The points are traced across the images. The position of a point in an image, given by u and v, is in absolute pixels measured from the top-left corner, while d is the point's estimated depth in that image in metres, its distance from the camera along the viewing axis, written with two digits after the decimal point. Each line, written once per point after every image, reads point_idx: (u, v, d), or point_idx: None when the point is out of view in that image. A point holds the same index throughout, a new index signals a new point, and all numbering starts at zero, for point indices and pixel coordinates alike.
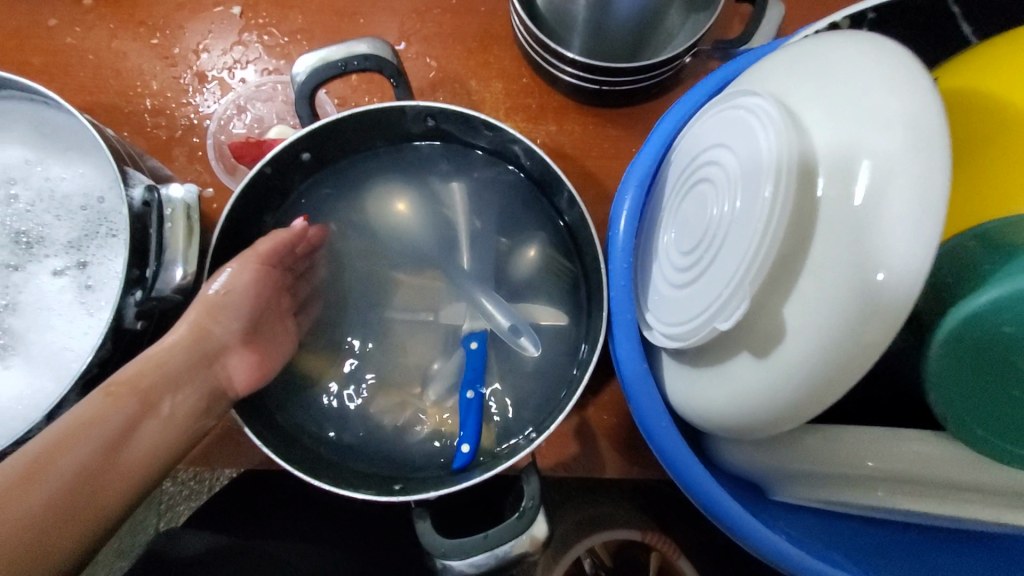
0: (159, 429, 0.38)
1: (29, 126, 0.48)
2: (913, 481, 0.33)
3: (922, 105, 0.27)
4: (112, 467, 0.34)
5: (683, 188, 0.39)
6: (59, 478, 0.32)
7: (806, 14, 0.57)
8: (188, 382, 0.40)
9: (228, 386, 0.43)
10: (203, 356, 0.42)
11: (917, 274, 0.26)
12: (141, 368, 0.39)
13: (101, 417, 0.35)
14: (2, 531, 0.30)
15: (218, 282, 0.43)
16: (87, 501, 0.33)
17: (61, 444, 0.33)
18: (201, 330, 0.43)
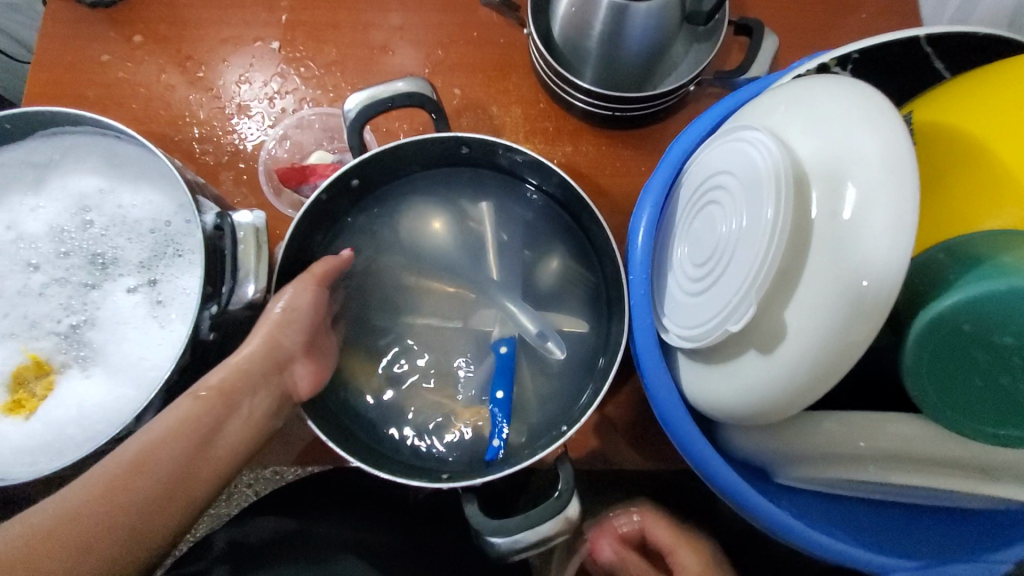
0: (240, 429, 0.42)
1: (101, 158, 0.53)
2: (897, 457, 0.38)
3: (895, 139, 0.33)
4: (199, 464, 0.38)
5: (694, 207, 0.44)
6: (158, 473, 0.36)
7: (796, 45, 0.64)
8: (262, 388, 0.44)
9: (292, 393, 0.46)
10: (276, 364, 0.45)
11: (894, 280, 0.31)
12: (225, 375, 0.42)
13: (191, 419, 0.39)
14: (108, 521, 0.34)
15: (284, 300, 0.46)
16: (178, 495, 0.37)
17: (161, 440, 0.38)
18: (274, 338, 0.45)
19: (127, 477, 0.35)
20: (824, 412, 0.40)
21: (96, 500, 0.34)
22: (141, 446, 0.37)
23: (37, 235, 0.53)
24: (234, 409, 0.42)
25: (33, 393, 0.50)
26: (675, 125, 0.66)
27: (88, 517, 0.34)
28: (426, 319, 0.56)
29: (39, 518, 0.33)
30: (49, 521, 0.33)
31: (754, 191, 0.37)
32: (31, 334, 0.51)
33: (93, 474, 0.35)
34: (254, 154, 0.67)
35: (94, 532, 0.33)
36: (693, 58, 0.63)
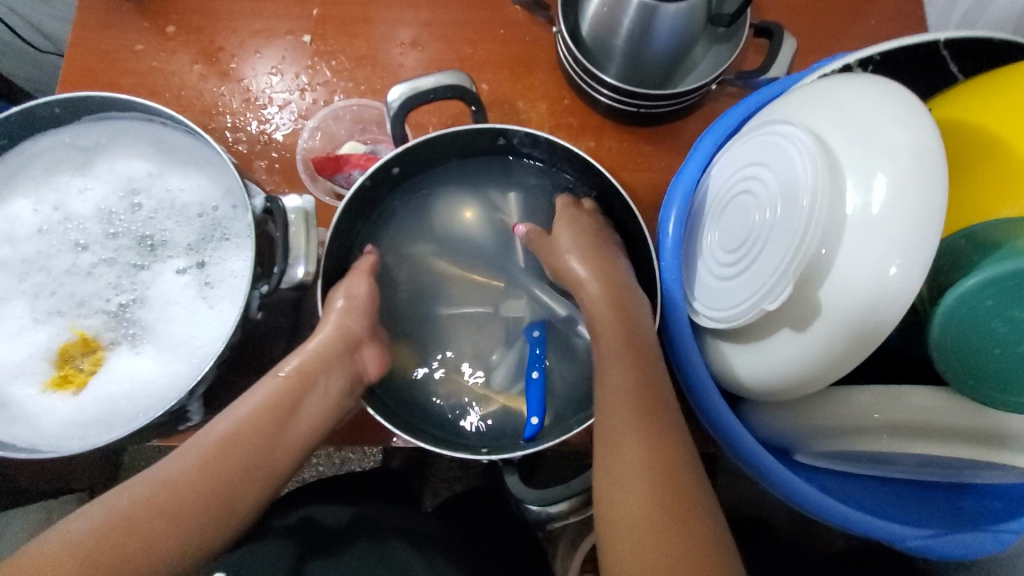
0: (316, 407, 0.50)
1: (150, 143, 0.55)
2: (919, 429, 0.40)
3: (924, 133, 0.36)
4: (278, 442, 0.47)
5: (725, 198, 0.47)
6: (248, 443, 0.46)
7: (810, 51, 0.67)
8: (336, 368, 0.51)
9: (362, 374, 0.52)
10: (347, 347, 0.51)
11: (921, 265, 0.34)
12: (305, 358, 0.51)
13: (276, 397, 0.48)
14: (213, 478, 0.44)
15: (345, 293, 0.52)
16: (259, 470, 0.46)
17: (244, 420, 0.47)
18: (343, 325, 0.51)
19: (214, 454, 0.45)
20: (845, 388, 0.43)
21: (191, 470, 0.44)
22: (227, 427, 0.46)
23: (85, 216, 0.55)
24: (309, 389, 0.50)
25: (80, 369, 0.52)
26: (695, 124, 0.69)
27: (185, 484, 0.43)
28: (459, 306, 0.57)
29: (150, 482, 0.43)
30: (156, 485, 0.43)
31: (790, 180, 0.39)
32: (78, 311, 0.53)
33: (198, 441, 0.45)
34: (287, 144, 0.69)
35: (188, 497, 0.43)
36: (713, 59, 0.66)
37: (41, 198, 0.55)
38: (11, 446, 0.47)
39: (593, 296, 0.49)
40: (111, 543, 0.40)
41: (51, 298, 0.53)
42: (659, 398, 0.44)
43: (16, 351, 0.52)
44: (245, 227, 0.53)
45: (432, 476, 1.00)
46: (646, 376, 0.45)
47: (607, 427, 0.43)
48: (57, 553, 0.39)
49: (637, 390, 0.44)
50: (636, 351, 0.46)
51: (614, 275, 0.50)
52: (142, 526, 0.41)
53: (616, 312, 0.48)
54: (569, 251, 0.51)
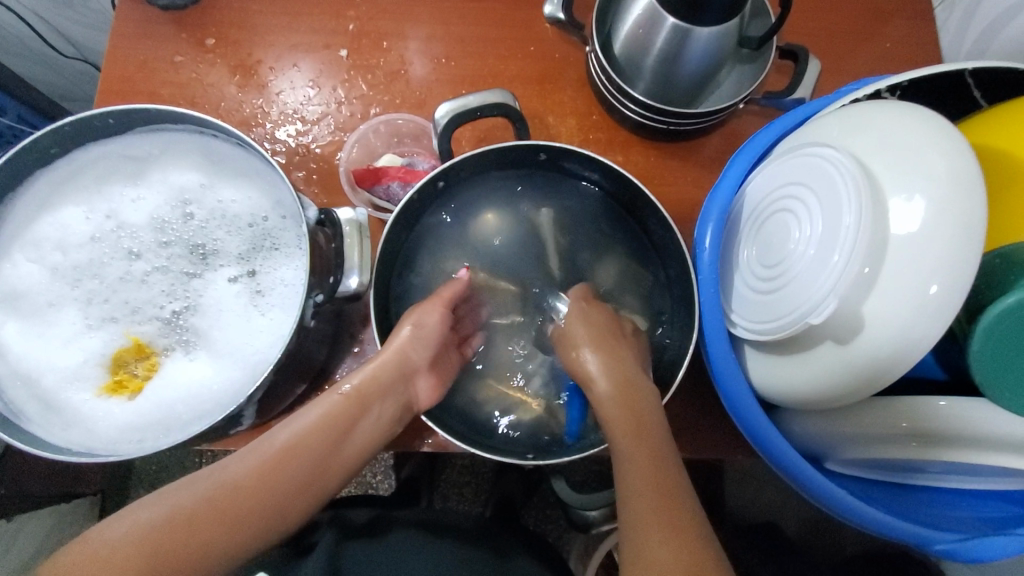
0: (370, 427, 0.52)
1: (200, 154, 0.56)
2: (953, 437, 0.42)
3: (962, 161, 0.39)
4: (334, 457, 0.50)
5: (763, 215, 0.49)
6: (304, 459, 0.48)
7: (831, 73, 0.70)
8: (392, 394, 0.53)
9: (413, 402, 0.54)
10: (404, 376, 0.53)
11: (958, 285, 0.37)
12: (364, 379, 0.53)
13: (333, 417, 0.51)
14: (270, 495, 0.46)
15: (412, 323, 0.53)
16: (312, 483, 0.49)
17: (304, 433, 0.49)
18: (404, 351, 0.53)
19: (271, 462, 0.47)
20: (876, 399, 0.45)
21: (250, 474, 0.47)
22: (285, 437, 0.49)
23: (138, 225, 0.56)
24: (366, 410, 0.52)
25: (134, 373, 0.53)
26: (720, 141, 0.71)
27: (242, 489, 0.46)
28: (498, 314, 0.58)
29: (209, 483, 0.46)
30: (216, 486, 0.46)
31: (833, 201, 0.42)
32: (133, 318, 0.54)
33: (258, 453, 0.48)
34: (325, 155, 0.70)
35: (245, 504, 0.46)
36: (736, 80, 0.68)
37: (93, 206, 0.56)
38: (71, 449, 0.48)
39: (608, 400, 0.50)
40: (173, 538, 0.43)
41: (104, 304, 0.54)
42: (680, 509, 0.45)
43: (70, 357, 0.53)
44: (295, 237, 0.55)
45: (443, 481, 1.02)
46: (667, 485, 0.46)
47: (635, 549, 0.43)
48: (124, 540, 0.42)
49: (659, 502, 0.45)
50: (641, 436, 0.48)
51: (626, 373, 0.51)
52: (200, 525, 0.44)
53: (630, 418, 0.48)
54: (580, 351, 0.52)
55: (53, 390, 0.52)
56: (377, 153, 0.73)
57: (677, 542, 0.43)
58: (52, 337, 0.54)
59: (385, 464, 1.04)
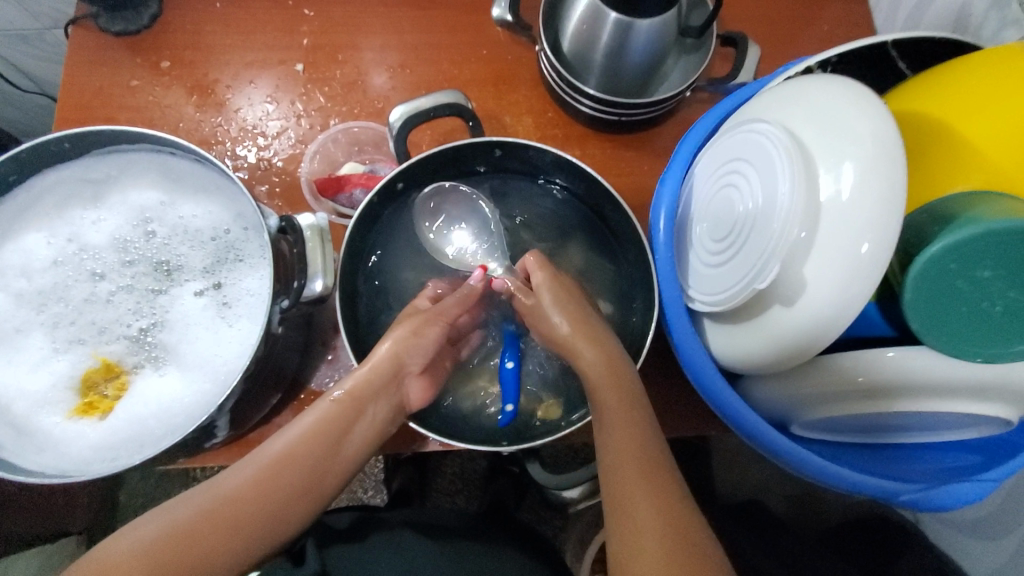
0: (365, 431, 0.52)
1: (159, 172, 0.57)
2: (905, 384, 0.43)
3: (884, 124, 0.41)
4: (332, 464, 0.49)
5: (712, 192, 0.51)
6: (300, 465, 0.48)
7: (771, 56, 0.73)
8: (384, 395, 0.53)
9: (406, 403, 0.54)
10: (395, 376, 0.53)
11: (888, 241, 0.39)
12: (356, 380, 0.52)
13: (327, 422, 0.50)
14: (270, 502, 0.46)
15: (404, 327, 0.54)
16: (310, 488, 0.48)
17: (299, 441, 0.49)
18: (399, 355, 0.53)
19: (270, 470, 0.47)
20: (827, 358, 0.46)
21: (249, 485, 0.47)
22: (282, 443, 0.49)
23: (100, 245, 0.56)
24: (362, 415, 0.52)
25: (104, 395, 0.53)
26: (673, 128, 0.73)
27: (241, 498, 0.46)
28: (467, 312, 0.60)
29: (208, 496, 0.46)
30: (215, 499, 0.46)
31: (770, 172, 0.44)
32: (100, 339, 0.54)
33: (256, 463, 0.48)
34: (287, 168, 0.71)
35: (245, 511, 0.46)
36: (683, 69, 0.70)
37: (54, 231, 0.56)
38: (44, 473, 0.48)
39: (597, 382, 0.50)
40: (176, 552, 0.43)
41: (71, 327, 0.54)
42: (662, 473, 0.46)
43: (38, 382, 0.53)
44: (259, 248, 0.55)
45: (434, 491, 1.02)
46: (650, 472, 0.46)
47: (620, 539, 0.45)
48: (127, 555, 0.43)
49: (637, 462, 0.46)
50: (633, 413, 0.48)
51: (613, 354, 0.51)
52: (201, 538, 0.44)
53: (618, 399, 0.48)
54: (553, 321, 0.53)
55: (23, 415, 0.52)
56: (339, 164, 0.74)
57: (660, 528, 0.43)
58: (19, 363, 0.53)
59: (375, 478, 1.04)
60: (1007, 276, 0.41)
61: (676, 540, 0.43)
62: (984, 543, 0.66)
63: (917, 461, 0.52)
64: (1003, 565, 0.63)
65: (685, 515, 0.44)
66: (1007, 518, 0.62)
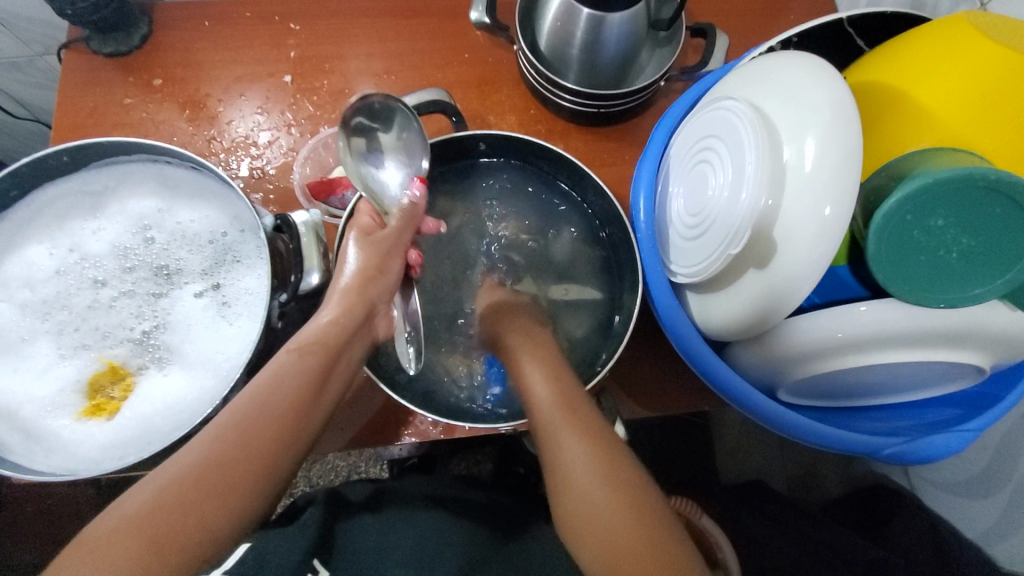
0: (343, 372, 0.51)
1: (156, 181, 0.59)
2: (876, 336, 0.45)
3: (840, 92, 0.43)
4: (311, 407, 0.47)
5: (688, 170, 0.54)
6: (279, 411, 0.45)
7: (740, 45, 0.76)
8: (358, 336, 0.53)
9: (375, 337, 0.56)
10: (366, 318, 0.54)
11: (849, 201, 0.42)
12: (320, 333, 0.50)
13: (302, 369, 0.48)
14: (258, 460, 0.43)
15: (352, 259, 0.54)
16: (293, 438, 0.46)
17: (273, 393, 0.46)
18: (370, 300, 0.54)
19: (247, 423, 0.44)
20: (803, 318, 0.48)
21: (233, 445, 0.43)
22: (251, 393, 0.45)
23: (101, 254, 0.58)
24: (339, 356, 0.51)
25: (111, 396, 0.55)
26: (651, 119, 0.76)
27: (228, 459, 0.42)
28: (444, 275, 0.63)
29: (191, 462, 0.42)
30: (202, 464, 0.42)
31: (737, 144, 0.46)
32: (104, 343, 0.56)
33: (229, 421, 0.44)
34: (280, 176, 0.73)
35: (237, 471, 0.42)
36: (657, 62, 0.73)
37: (56, 242, 0.58)
38: (54, 472, 0.49)
39: (515, 352, 0.53)
40: (167, 520, 0.39)
41: (75, 333, 0.56)
42: (587, 417, 0.47)
43: (47, 387, 0.55)
44: (256, 248, 0.57)
45: None
46: (577, 419, 0.47)
47: (563, 491, 0.44)
48: (120, 531, 0.39)
49: (561, 409, 0.47)
50: (550, 371, 0.51)
51: (534, 332, 0.56)
52: (195, 503, 0.40)
53: (533, 363, 0.52)
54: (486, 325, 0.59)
55: (31, 420, 0.53)
56: (329, 168, 0.76)
57: (594, 465, 0.44)
58: (26, 370, 0.55)
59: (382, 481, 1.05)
60: (960, 226, 0.44)
61: (611, 472, 0.44)
62: (977, 503, 0.68)
63: (898, 417, 0.54)
64: (998, 520, 0.65)
65: (613, 451, 0.45)
66: (997, 475, 0.64)
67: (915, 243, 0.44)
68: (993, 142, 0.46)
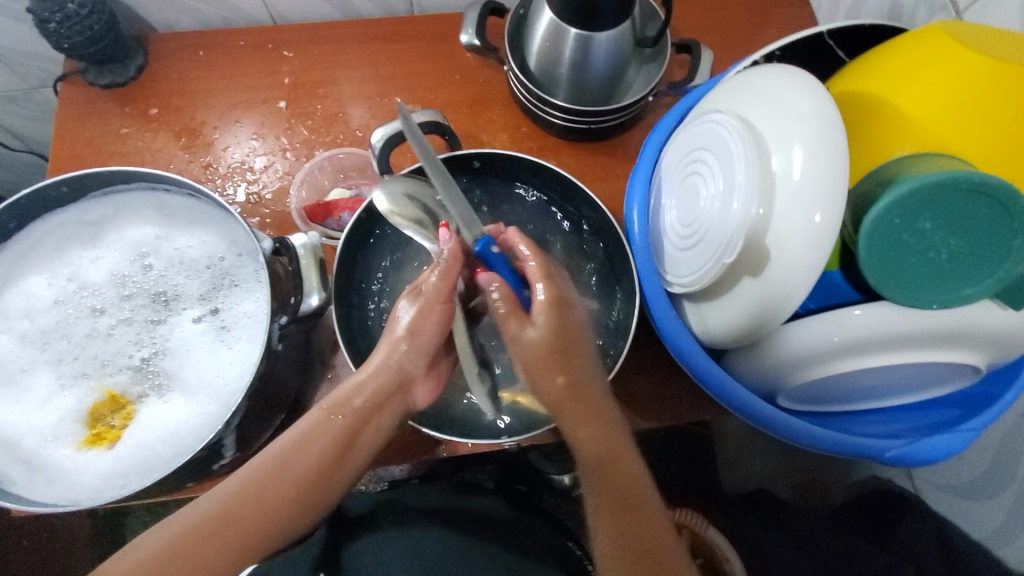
0: (373, 438, 0.50)
1: (153, 208, 0.60)
2: (873, 340, 0.46)
3: (823, 101, 0.45)
4: (333, 472, 0.48)
5: (680, 182, 0.55)
6: (295, 470, 0.46)
7: (725, 60, 0.78)
8: (388, 404, 0.51)
9: (412, 407, 0.54)
10: (401, 384, 0.52)
11: (839, 208, 0.43)
12: (350, 392, 0.50)
13: (324, 430, 0.48)
14: (270, 523, 0.45)
15: (404, 319, 0.52)
16: (308, 498, 0.47)
17: (294, 452, 0.47)
18: (402, 365, 0.52)
19: (265, 478, 0.46)
20: (802, 322, 0.48)
21: (248, 501, 0.45)
22: (277, 449, 0.47)
23: (99, 283, 0.58)
24: (366, 422, 0.50)
25: (111, 425, 0.55)
26: (640, 133, 0.77)
27: (240, 514, 0.44)
28: None
29: (207, 511, 0.44)
30: (216, 517, 0.44)
31: (727, 155, 0.47)
32: (103, 371, 0.56)
33: (246, 477, 0.46)
34: (277, 200, 0.74)
35: (247, 527, 0.44)
36: (644, 78, 0.74)
37: (55, 272, 0.58)
38: (53, 504, 0.49)
39: (582, 442, 0.47)
40: (173, 566, 0.42)
41: (74, 362, 0.56)
42: (651, 550, 0.46)
43: (46, 417, 0.54)
44: (254, 272, 0.58)
45: None
46: (638, 554, 0.46)
47: None
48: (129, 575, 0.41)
49: (625, 540, 0.46)
50: (624, 483, 0.47)
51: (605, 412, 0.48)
52: (203, 554, 0.43)
53: (605, 467, 0.47)
54: (554, 381, 0.47)
55: (31, 451, 0.53)
56: (325, 190, 0.77)
57: None
58: (26, 401, 0.55)
59: None
60: (947, 226, 0.45)
61: None
62: (982, 504, 0.68)
63: (896, 419, 0.55)
64: (1003, 523, 0.65)
65: None
66: (1000, 476, 0.64)
67: (904, 247, 0.45)
68: (976, 146, 0.47)
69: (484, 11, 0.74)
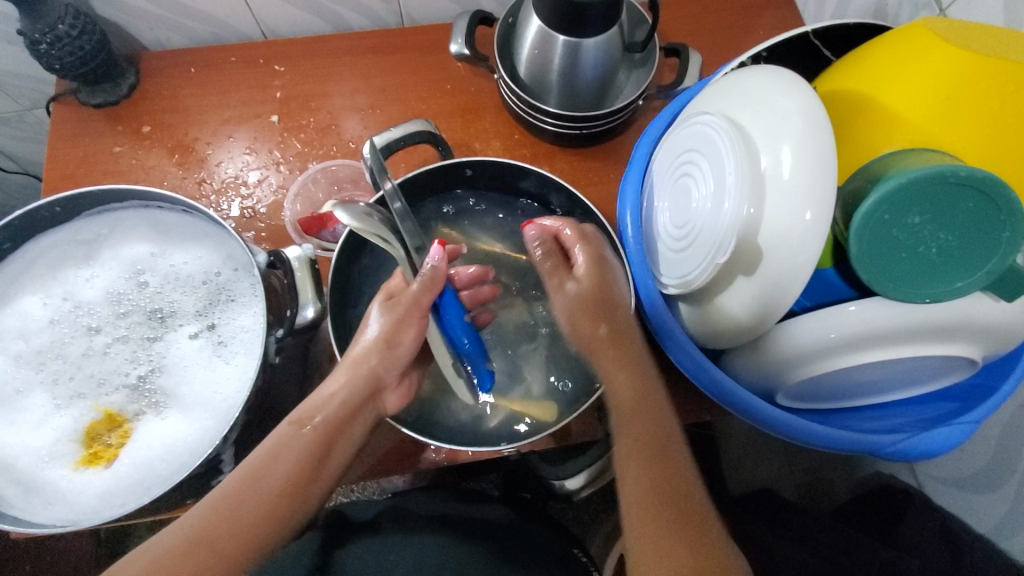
0: (345, 450, 0.51)
1: (147, 225, 0.60)
2: (867, 335, 0.46)
3: (810, 99, 0.45)
4: (308, 484, 0.48)
5: (671, 184, 0.55)
6: (270, 484, 0.46)
7: (714, 63, 0.78)
8: (360, 412, 0.52)
9: (383, 412, 0.54)
10: (371, 393, 0.52)
11: (829, 205, 0.43)
12: (318, 403, 0.51)
13: (296, 443, 0.48)
14: (252, 537, 0.45)
15: (372, 325, 0.53)
16: (283, 511, 0.46)
17: (269, 466, 0.47)
18: (375, 371, 0.52)
19: (241, 494, 0.46)
20: (797, 319, 0.49)
21: (224, 518, 0.45)
22: (249, 464, 0.47)
23: (94, 301, 0.58)
24: (339, 433, 0.50)
25: (108, 444, 0.54)
26: (632, 137, 0.78)
27: (217, 532, 0.44)
28: None
29: (186, 531, 0.44)
30: (191, 537, 0.44)
31: (717, 155, 0.48)
32: (99, 390, 0.55)
33: (222, 494, 0.46)
34: (271, 214, 0.74)
35: (225, 546, 0.44)
36: (635, 82, 0.75)
37: (49, 291, 0.58)
38: (52, 525, 0.49)
39: (613, 385, 0.50)
40: None
41: (70, 382, 0.56)
42: (680, 491, 0.46)
43: (42, 437, 0.54)
44: (250, 286, 0.58)
45: None
46: (670, 496, 0.45)
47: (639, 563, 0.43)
48: None
49: (654, 482, 0.46)
50: (653, 424, 0.49)
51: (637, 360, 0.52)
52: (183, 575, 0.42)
53: (633, 406, 0.49)
54: (595, 326, 0.52)
55: (28, 472, 0.53)
56: (320, 203, 0.77)
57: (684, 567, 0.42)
58: (21, 423, 0.54)
59: None
60: (935, 220, 0.45)
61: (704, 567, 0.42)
62: (985, 497, 0.68)
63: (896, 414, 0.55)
64: (1007, 514, 0.65)
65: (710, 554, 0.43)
66: (1002, 467, 0.64)
67: (894, 242, 0.45)
68: (963, 140, 0.47)
69: (474, 20, 0.75)
